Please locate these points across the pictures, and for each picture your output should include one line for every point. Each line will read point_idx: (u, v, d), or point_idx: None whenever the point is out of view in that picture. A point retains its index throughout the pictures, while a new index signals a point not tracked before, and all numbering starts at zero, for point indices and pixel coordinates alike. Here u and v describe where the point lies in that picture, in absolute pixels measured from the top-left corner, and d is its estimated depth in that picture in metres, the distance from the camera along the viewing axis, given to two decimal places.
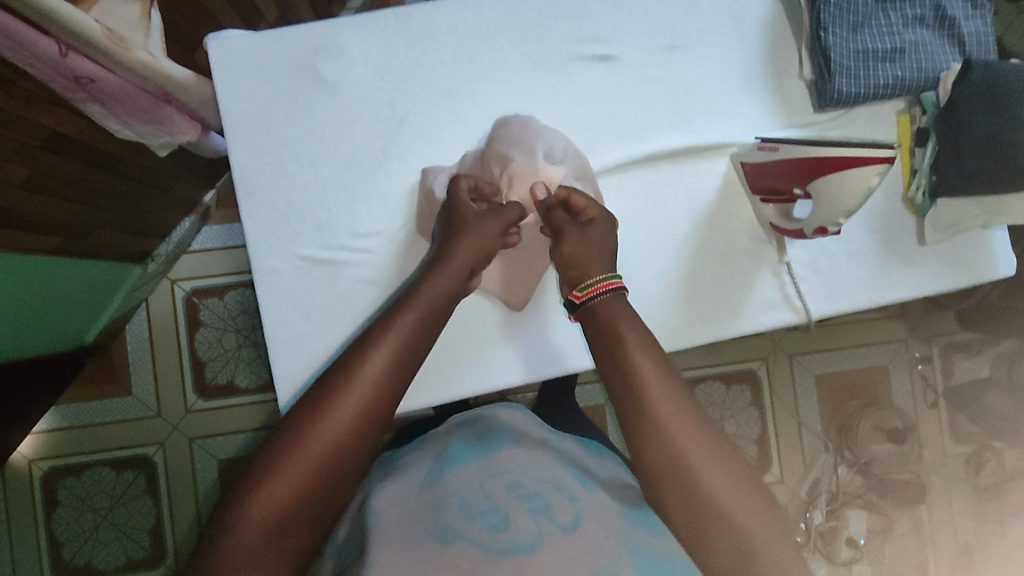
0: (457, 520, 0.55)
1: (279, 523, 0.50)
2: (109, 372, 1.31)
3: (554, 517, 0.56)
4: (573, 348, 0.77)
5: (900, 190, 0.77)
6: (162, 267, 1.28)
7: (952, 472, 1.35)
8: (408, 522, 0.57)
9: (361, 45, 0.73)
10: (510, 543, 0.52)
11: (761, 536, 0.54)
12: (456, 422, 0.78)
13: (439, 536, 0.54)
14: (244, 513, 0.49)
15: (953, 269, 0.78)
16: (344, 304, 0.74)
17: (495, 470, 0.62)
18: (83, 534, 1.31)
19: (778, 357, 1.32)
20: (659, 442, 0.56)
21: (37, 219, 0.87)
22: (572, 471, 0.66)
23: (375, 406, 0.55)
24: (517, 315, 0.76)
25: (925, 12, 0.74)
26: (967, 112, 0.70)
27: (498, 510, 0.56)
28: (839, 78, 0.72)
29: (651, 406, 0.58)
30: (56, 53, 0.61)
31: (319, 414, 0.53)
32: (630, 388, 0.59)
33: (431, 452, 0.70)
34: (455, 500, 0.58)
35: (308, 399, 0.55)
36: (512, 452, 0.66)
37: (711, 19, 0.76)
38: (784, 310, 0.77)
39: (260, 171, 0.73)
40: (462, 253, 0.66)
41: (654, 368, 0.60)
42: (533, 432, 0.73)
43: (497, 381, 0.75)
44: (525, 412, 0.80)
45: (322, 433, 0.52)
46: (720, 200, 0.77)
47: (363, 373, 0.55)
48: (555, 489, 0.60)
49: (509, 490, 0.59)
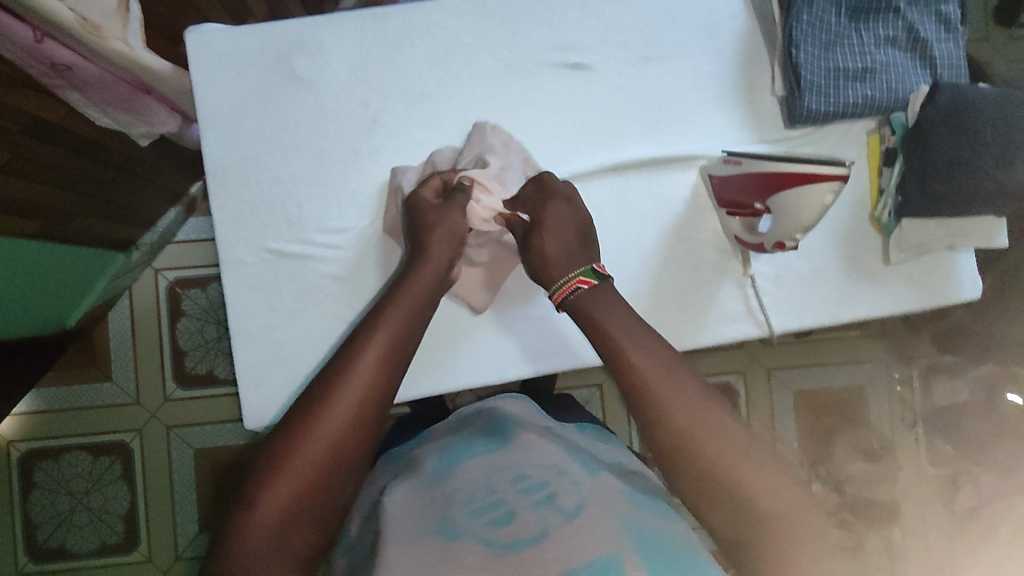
0: (463, 518, 0.57)
1: (288, 524, 0.51)
2: (90, 357, 1.32)
3: (558, 505, 0.58)
4: (578, 343, 0.78)
5: (866, 209, 0.78)
6: (146, 256, 1.29)
7: (927, 494, 1.34)
8: (420, 516, 0.60)
9: (338, 44, 0.74)
10: (515, 538, 0.55)
11: (769, 500, 0.55)
12: (460, 416, 0.78)
13: (444, 532, 0.56)
14: (249, 522, 0.50)
15: (919, 289, 0.79)
16: (310, 299, 0.75)
17: (499, 464, 0.64)
18: (57, 516, 1.31)
19: (755, 371, 1.33)
20: (654, 421, 0.58)
21: (17, 203, 0.88)
22: (575, 457, 0.67)
23: (367, 405, 0.56)
24: (518, 309, 0.78)
25: (898, 33, 0.74)
26: (932, 133, 0.71)
27: (503, 505, 0.58)
28: (809, 95, 0.73)
29: (645, 388, 0.59)
30: (32, 38, 0.62)
31: (315, 424, 0.54)
32: (623, 370, 0.60)
33: (436, 446, 0.72)
34: (462, 498, 0.60)
35: (300, 406, 0.55)
36: (514, 442, 0.68)
37: (685, 32, 0.77)
38: (747, 323, 0.77)
39: (232, 163, 0.74)
40: (434, 255, 0.66)
41: (646, 353, 0.60)
42: (536, 418, 0.74)
43: (501, 373, 0.77)
44: (528, 402, 0.79)
45: (314, 443, 0.53)
46: (688, 211, 0.77)
47: (353, 379, 0.56)
48: (558, 478, 0.61)
49: (514, 484, 0.61)
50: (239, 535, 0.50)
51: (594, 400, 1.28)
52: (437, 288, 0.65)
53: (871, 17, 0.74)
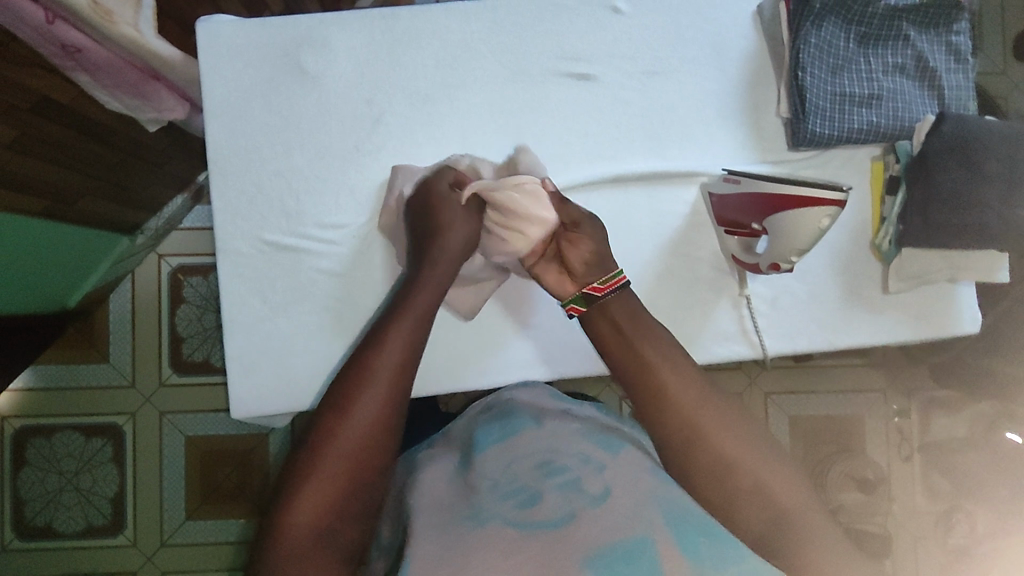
0: (488, 504, 0.55)
1: (326, 520, 0.50)
2: (88, 338, 1.33)
3: (585, 486, 0.55)
4: (586, 351, 0.78)
5: (867, 236, 0.77)
6: (151, 241, 1.30)
7: (921, 529, 1.32)
8: (442, 507, 0.58)
9: (346, 41, 0.75)
10: (543, 520, 0.53)
11: (785, 497, 0.56)
12: (478, 409, 0.77)
13: (472, 518, 0.54)
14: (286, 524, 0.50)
15: (916, 320, 0.78)
16: (302, 292, 0.75)
17: (523, 450, 0.62)
18: (46, 495, 1.32)
19: (752, 393, 1.31)
20: (676, 420, 0.58)
21: (24, 181, 0.89)
22: (600, 437, 0.65)
23: (389, 392, 0.55)
24: (524, 313, 0.78)
25: (906, 61, 0.73)
26: (937, 163, 0.70)
27: (528, 489, 0.56)
28: (814, 119, 0.72)
29: (668, 392, 0.60)
30: (44, 19, 0.63)
31: (345, 416, 0.53)
32: (643, 372, 0.61)
33: (457, 442, 0.70)
34: (485, 485, 0.58)
35: (326, 402, 0.54)
36: (535, 428, 0.66)
37: (692, 48, 0.77)
38: (741, 343, 0.77)
39: (234, 153, 0.74)
40: (442, 254, 0.65)
41: (667, 359, 0.62)
42: (553, 402, 0.73)
43: (505, 378, 0.77)
44: (543, 388, 0.76)
45: (341, 439, 0.52)
46: (686, 228, 0.77)
47: (379, 366, 0.55)
48: (583, 460, 0.59)
49: (537, 467, 0.59)
50: (283, 539, 0.49)
51: None
52: (443, 280, 0.65)
53: (880, 44, 0.73)
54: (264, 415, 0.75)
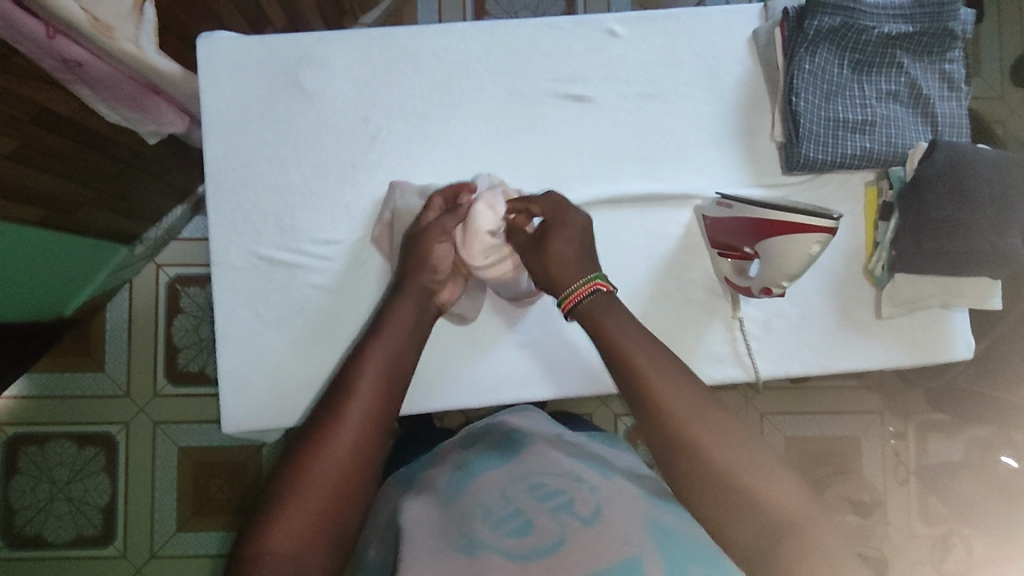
0: (481, 531, 0.55)
1: (305, 546, 0.50)
2: (84, 347, 1.33)
3: (576, 510, 0.56)
4: (578, 370, 0.78)
5: (861, 261, 0.77)
6: (150, 251, 1.30)
7: (916, 553, 1.30)
8: (436, 531, 0.58)
9: (344, 60, 0.75)
10: (535, 546, 0.53)
11: (785, 511, 0.55)
12: (472, 435, 0.78)
13: (466, 547, 0.54)
14: (263, 550, 0.49)
15: (910, 345, 0.78)
16: (294, 307, 0.75)
17: (516, 476, 0.63)
18: (37, 504, 1.31)
19: (749, 414, 1.31)
20: (670, 439, 0.58)
21: (23, 191, 0.89)
22: (589, 465, 0.66)
23: (373, 417, 0.57)
24: (513, 330, 0.78)
25: (899, 88, 0.74)
26: (929, 191, 0.70)
27: (521, 514, 0.56)
28: (807, 144, 0.72)
29: (665, 406, 0.59)
30: (44, 34, 0.63)
31: (322, 443, 0.54)
32: (637, 386, 0.60)
33: (452, 465, 0.71)
34: (478, 512, 0.58)
35: (309, 426, 0.56)
36: (528, 455, 0.67)
37: (687, 72, 0.77)
38: (734, 366, 0.77)
39: (231, 168, 0.75)
40: (411, 291, 0.67)
41: (661, 376, 0.60)
42: (545, 429, 0.75)
43: (494, 397, 0.77)
44: (537, 414, 0.80)
45: (324, 463, 0.53)
46: (680, 249, 0.77)
47: (354, 400, 0.57)
48: (574, 485, 0.60)
49: (530, 493, 0.59)
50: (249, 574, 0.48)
51: None
52: (422, 310, 0.67)
53: (873, 71, 0.74)
54: (254, 430, 0.75)
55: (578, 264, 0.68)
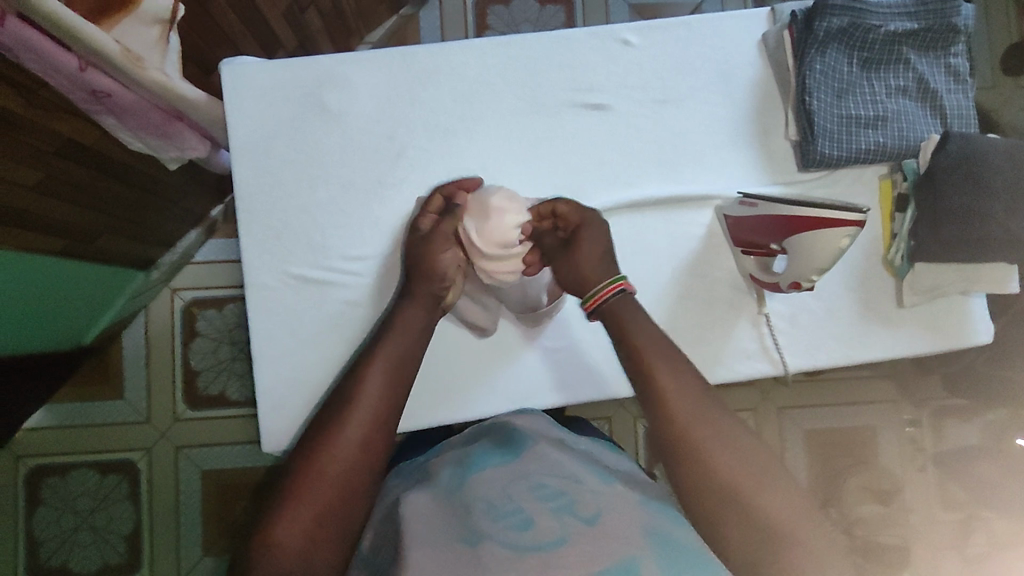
0: (484, 525, 0.55)
1: (310, 540, 0.55)
2: (103, 375, 1.33)
3: (576, 512, 0.56)
4: (609, 373, 0.80)
5: (880, 252, 0.80)
6: (165, 276, 1.31)
7: (938, 536, 1.33)
8: (438, 523, 0.57)
9: (367, 80, 0.77)
10: (535, 544, 0.53)
11: (781, 519, 0.58)
12: (469, 435, 0.75)
13: (466, 539, 0.54)
14: (272, 540, 0.54)
15: (932, 331, 0.80)
16: (328, 324, 0.76)
17: (519, 472, 0.62)
18: (61, 535, 1.31)
19: (766, 409, 1.32)
20: (682, 446, 0.61)
21: (47, 222, 0.90)
22: (591, 469, 0.65)
23: (375, 422, 0.61)
24: (542, 335, 0.79)
25: (908, 83, 0.76)
26: (945, 181, 0.72)
27: (523, 511, 0.56)
28: (822, 141, 0.75)
29: (673, 411, 0.62)
30: (75, 67, 0.63)
31: (327, 445, 0.58)
32: (649, 391, 0.64)
33: (453, 458, 0.70)
34: (480, 506, 0.58)
35: (317, 427, 0.60)
36: (531, 453, 0.66)
37: (700, 76, 0.79)
38: (762, 361, 0.78)
39: (260, 191, 0.76)
40: (421, 298, 0.70)
41: (674, 385, 0.63)
42: (550, 432, 0.72)
43: (528, 403, 0.78)
44: (540, 419, 0.75)
45: (329, 463, 0.57)
46: (703, 249, 0.79)
47: (357, 406, 0.61)
48: (577, 486, 0.60)
49: (532, 491, 0.59)
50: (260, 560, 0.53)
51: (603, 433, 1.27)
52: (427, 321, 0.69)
53: (882, 67, 0.76)
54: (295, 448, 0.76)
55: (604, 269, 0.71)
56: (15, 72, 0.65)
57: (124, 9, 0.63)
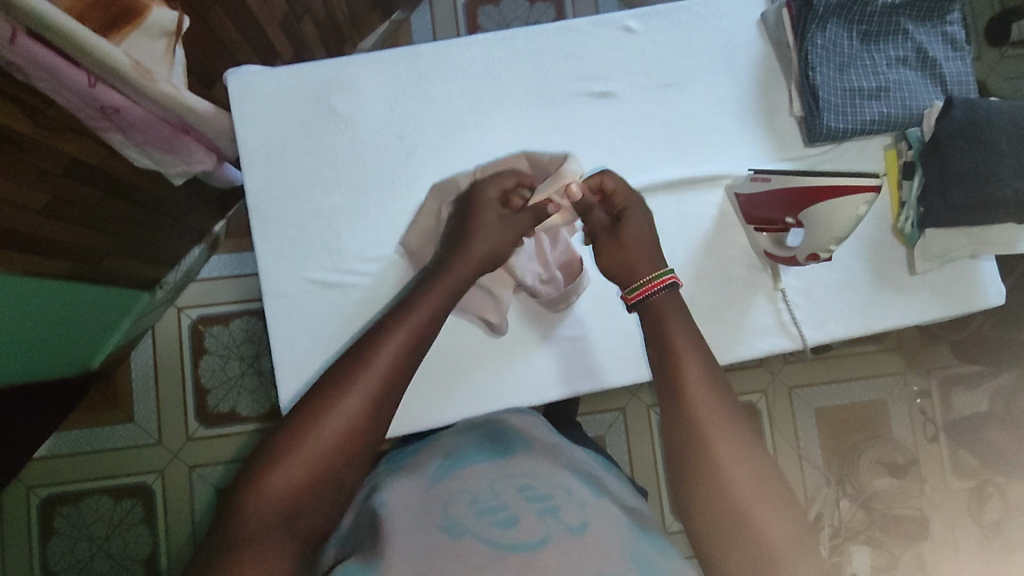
0: (467, 518, 0.58)
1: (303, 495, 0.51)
2: (111, 398, 1.32)
3: (561, 518, 0.59)
4: (633, 359, 0.80)
5: (888, 221, 0.81)
6: (170, 295, 1.30)
7: (954, 507, 1.32)
8: (417, 511, 0.61)
9: (375, 81, 0.77)
10: (516, 540, 0.56)
11: (775, 542, 0.55)
12: (459, 429, 0.76)
13: (449, 529, 0.57)
14: (261, 485, 0.50)
15: (944, 297, 0.81)
16: (348, 325, 0.76)
17: (508, 472, 0.65)
18: (77, 563, 1.29)
19: (777, 389, 1.33)
20: (695, 450, 0.58)
21: (52, 244, 0.89)
22: (581, 481, 0.68)
23: (395, 376, 0.56)
24: (562, 325, 0.80)
25: (908, 54, 0.77)
26: (950, 146, 0.73)
27: (507, 509, 0.59)
28: (828, 115, 0.75)
29: (702, 417, 0.59)
30: (86, 83, 0.63)
31: (340, 391, 0.54)
32: (681, 388, 0.60)
33: (442, 449, 0.72)
34: (464, 498, 0.61)
35: (337, 368, 0.56)
36: (522, 455, 0.69)
37: (704, 58, 0.80)
38: (780, 336, 0.79)
39: (273, 197, 0.76)
40: (460, 269, 0.65)
41: (703, 392, 0.60)
42: (542, 438, 0.74)
43: (550, 394, 0.78)
44: (534, 420, 0.76)
45: (341, 412, 0.53)
46: (717, 229, 0.79)
47: (378, 355, 0.56)
48: (564, 494, 0.63)
49: (519, 492, 0.62)
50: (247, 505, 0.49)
51: (620, 423, 1.28)
52: (457, 283, 0.64)
53: (881, 40, 0.77)
54: None
55: (649, 258, 0.68)
56: (19, 90, 0.65)
57: (134, 21, 0.62)
